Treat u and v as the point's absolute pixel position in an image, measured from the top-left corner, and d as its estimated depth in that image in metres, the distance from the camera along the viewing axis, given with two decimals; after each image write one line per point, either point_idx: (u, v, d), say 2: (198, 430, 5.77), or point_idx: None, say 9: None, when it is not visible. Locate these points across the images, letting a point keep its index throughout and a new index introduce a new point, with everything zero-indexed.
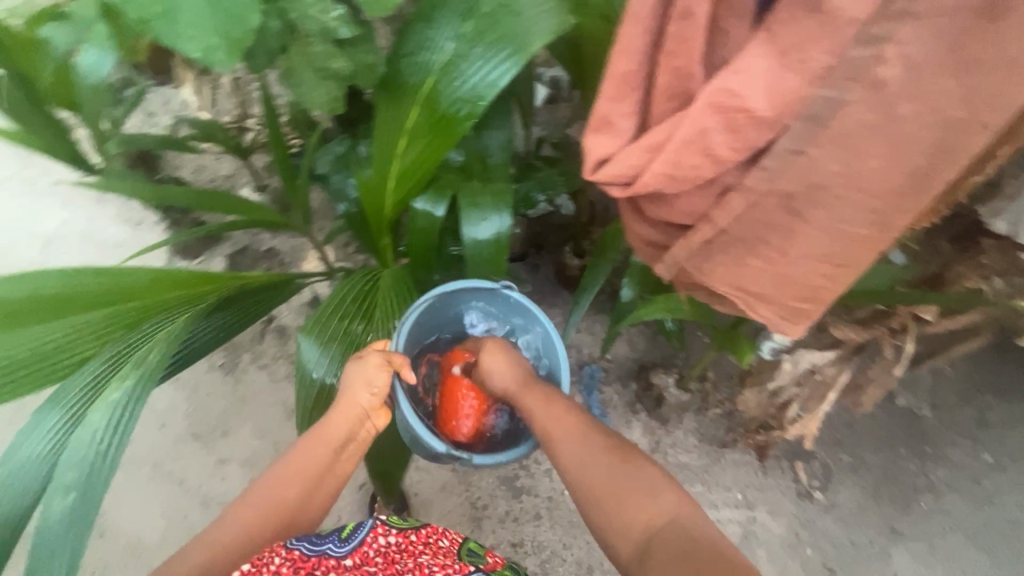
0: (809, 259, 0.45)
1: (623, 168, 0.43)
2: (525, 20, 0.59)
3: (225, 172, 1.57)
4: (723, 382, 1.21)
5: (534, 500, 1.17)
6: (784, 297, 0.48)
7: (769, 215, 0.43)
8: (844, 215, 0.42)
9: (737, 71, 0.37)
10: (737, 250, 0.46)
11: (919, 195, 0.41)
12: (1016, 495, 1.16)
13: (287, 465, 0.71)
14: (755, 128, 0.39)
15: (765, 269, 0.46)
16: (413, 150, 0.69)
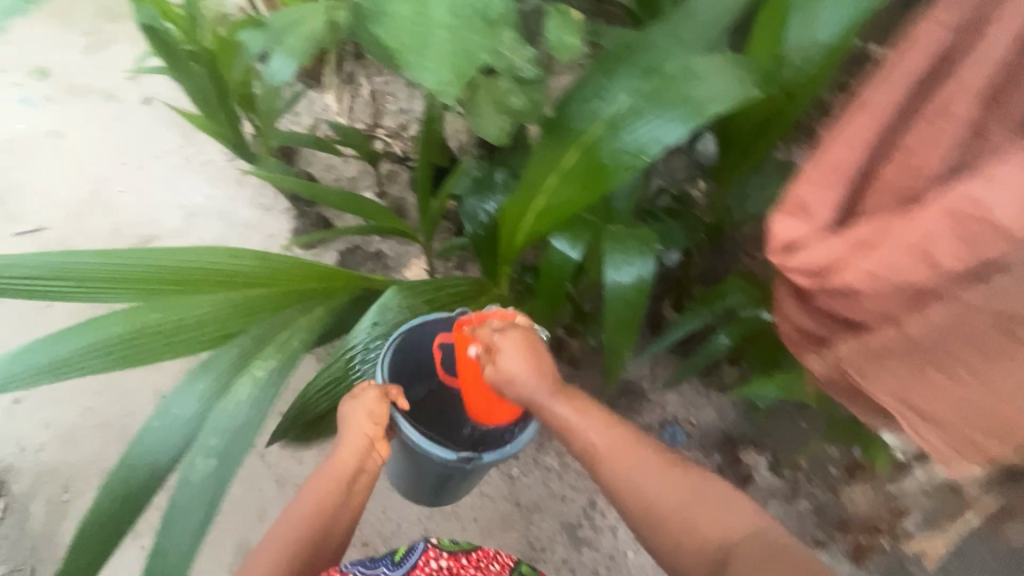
0: (1009, 391, 0.44)
1: (819, 257, 0.48)
2: (703, 91, 0.63)
3: (350, 174, 1.69)
4: (817, 475, 1.12)
5: (595, 554, 1.14)
6: (963, 427, 0.47)
7: (976, 333, 0.43)
8: None
9: (991, 181, 0.38)
10: (920, 360, 0.48)
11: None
12: None
13: (302, 498, 0.74)
14: (992, 240, 0.39)
15: (950, 387, 0.47)
16: (564, 189, 0.73)
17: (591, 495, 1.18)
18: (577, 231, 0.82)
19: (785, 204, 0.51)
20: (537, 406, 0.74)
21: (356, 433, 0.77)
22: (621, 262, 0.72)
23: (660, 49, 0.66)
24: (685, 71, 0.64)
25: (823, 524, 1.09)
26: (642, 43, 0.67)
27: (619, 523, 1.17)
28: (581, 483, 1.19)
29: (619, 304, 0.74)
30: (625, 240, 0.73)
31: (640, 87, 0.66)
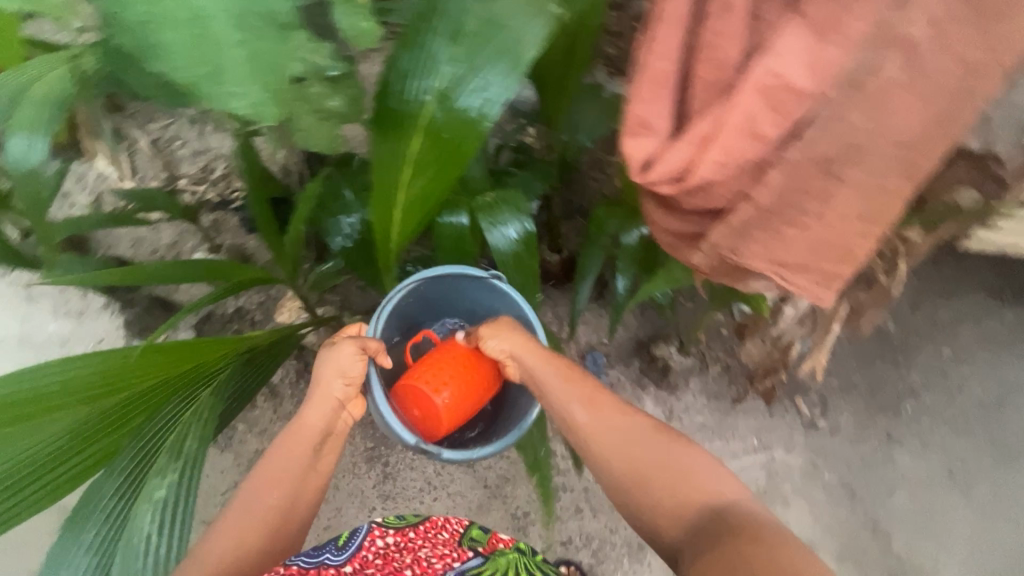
0: (848, 218, 0.48)
1: (671, 165, 0.49)
2: (511, 46, 0.57)
3: (168, 240, 1.47)
4: (718, 342, 1.29)
5: (571, 496, 1.17)
6: (820, 264, 0.51)
7: (804, 179, 0.47)
8: (883, 170, 0.45)
9: (780, 51, 0.42)
10: (769, 224, 0.50)
11: (942, 139, 0.44)
12: (979, 381, 1.33)
13: (262, 473, 0.72)
14: (793, 99, 0.43)
15: (799, 237, 0.50)
16: (418, 180, 0.70)
17: (547, 447, 1.21)
18: (451, 210, 0.83)
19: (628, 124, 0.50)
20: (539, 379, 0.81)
21: (326, 396, 0.77)
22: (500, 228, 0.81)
23: (455, 11, 0.57)
24: (490, 22, 0.56)
25: (735, 380, 1.25)
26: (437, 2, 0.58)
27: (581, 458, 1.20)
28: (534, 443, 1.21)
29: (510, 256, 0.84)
30: (500, 205, 0.81)
31: (453, 51, 0.58)
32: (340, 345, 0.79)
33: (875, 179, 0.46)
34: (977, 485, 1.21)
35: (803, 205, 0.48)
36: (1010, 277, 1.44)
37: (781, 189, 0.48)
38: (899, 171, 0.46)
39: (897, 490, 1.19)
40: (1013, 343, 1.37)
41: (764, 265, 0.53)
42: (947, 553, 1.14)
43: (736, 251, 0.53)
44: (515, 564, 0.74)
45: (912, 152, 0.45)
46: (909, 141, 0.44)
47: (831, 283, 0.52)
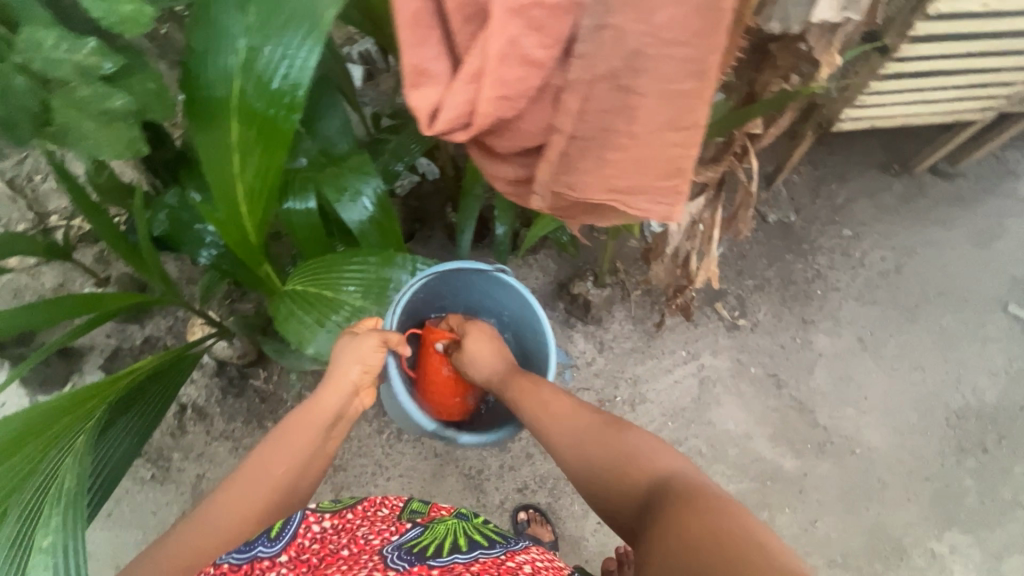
0: (658, 130, 0.44)
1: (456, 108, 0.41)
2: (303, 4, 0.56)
3: (52, 284, 1.35)
4: (634, 267, 1.32)
5: (520, 444, 1.20)
6: (652, 180, 0.47)
7: (601, 101, 0.42)
8: (668, 74, 0.40)
9: None
10: (591, 150, 0.46)
11: (718, 30, 0.39)
12: (878, 251, 1.40)
13: (274, 446, 0.72)
14: (555, 16, 0.39)
15: (623, 158, 0.45)
16: (252, 161, 0.65)
17: None
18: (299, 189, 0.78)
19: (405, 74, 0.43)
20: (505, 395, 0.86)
21: (344, 378, 0.76)
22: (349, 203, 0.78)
23: None
24: None
25: (656, 300, 1.30)
26: None
27: None
28: None
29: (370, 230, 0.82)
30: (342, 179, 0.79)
31: (248, 14, 0.57)
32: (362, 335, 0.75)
33: (668, 85, 0.41)
34: (886, 347, 1.29)
35: (605, 125, 0.44)
36: (895, 148, 1.51)
37: (580, 113, 0.44)
38: (691, 75, 0.41)
39: (816, 368, 1.27)
40: (904, 210, 1.45)
41: (602, 196, 0.48)
42: (867, 414, 1.23)
43: (571, 183, 0.48)
44: (453, 530, 0.65)
45: (695, 58, 0.40)
46: (688, 42, 0.39)
47: (672, 199, 0.48)
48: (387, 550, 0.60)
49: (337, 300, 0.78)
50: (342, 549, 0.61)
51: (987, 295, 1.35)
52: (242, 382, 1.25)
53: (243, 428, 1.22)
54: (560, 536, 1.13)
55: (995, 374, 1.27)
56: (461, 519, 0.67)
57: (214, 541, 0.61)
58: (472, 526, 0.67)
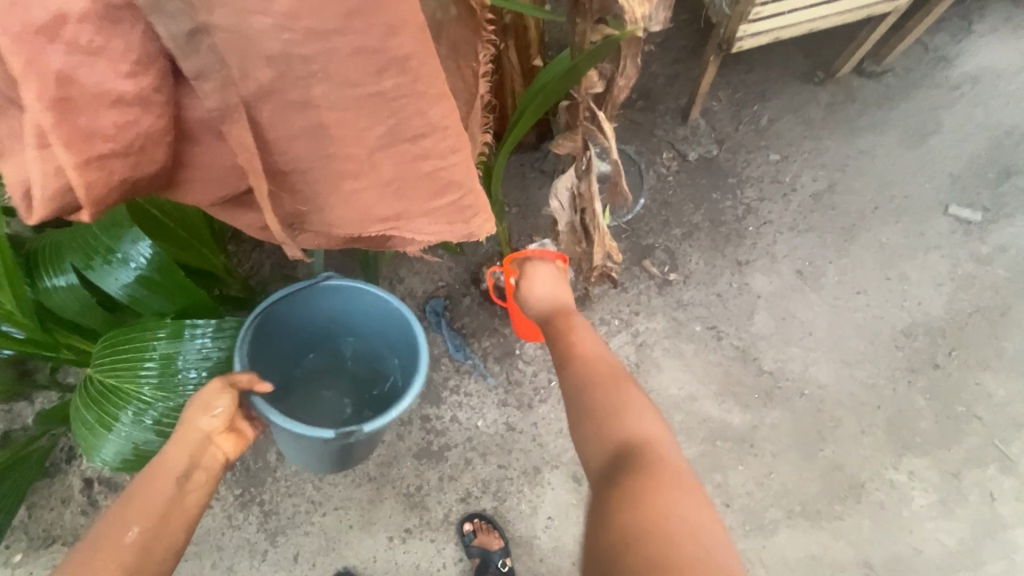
0: (385, 148, 0.35)
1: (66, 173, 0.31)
2: None
3: None
4: (551, 239, 1.21)
5: (456, 452, 1.13)
6: (417, 202, 0.39)
7: (287, 124, 0.33)
8: (352, 82, 0.31)
9: None
10: (317, 178, 0.36)
11: (385, 10, 0.29)
12: (809, 172, 1.30)
13: (123, 506, 0.63)
14: None
15: (366, 184, 0.37)
16: None
17: (420, 415, 1.16)
18: (58, 262, 0.70)
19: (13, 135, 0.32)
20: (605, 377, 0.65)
21: (193, 430, 0.68)
22: (107, 269, 0.69)
23: None
24: None
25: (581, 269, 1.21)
26: None
27: (456, 411, 1.16)
28: (406, 414, 1.16)
29: (148, 296, 0.72)
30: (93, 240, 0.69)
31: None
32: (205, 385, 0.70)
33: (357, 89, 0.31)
34: (826, 277, 1.22)
35: (311, 148, 0.34)
36: (816, 55, 1.38)
37: (267, 141, 0.34)
38: (383, 69, 0.31)
39: (757, 311, 1.20)
40: (832, 122, 1.34)
41: (376, 227, 0.41)
42: (813, 350, 1.17)
43: (327, 219, 0.40)
44: None
45: (371, 45, 0.30)
46: (344, 28, 0.29)
47: (459, 217, 0.41)
48: None
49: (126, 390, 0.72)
50: None
51: (928, 199, 1.26)
52: None
53: None
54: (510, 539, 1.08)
55: (941, 283, 1.20)
56: None
57: None
58: None
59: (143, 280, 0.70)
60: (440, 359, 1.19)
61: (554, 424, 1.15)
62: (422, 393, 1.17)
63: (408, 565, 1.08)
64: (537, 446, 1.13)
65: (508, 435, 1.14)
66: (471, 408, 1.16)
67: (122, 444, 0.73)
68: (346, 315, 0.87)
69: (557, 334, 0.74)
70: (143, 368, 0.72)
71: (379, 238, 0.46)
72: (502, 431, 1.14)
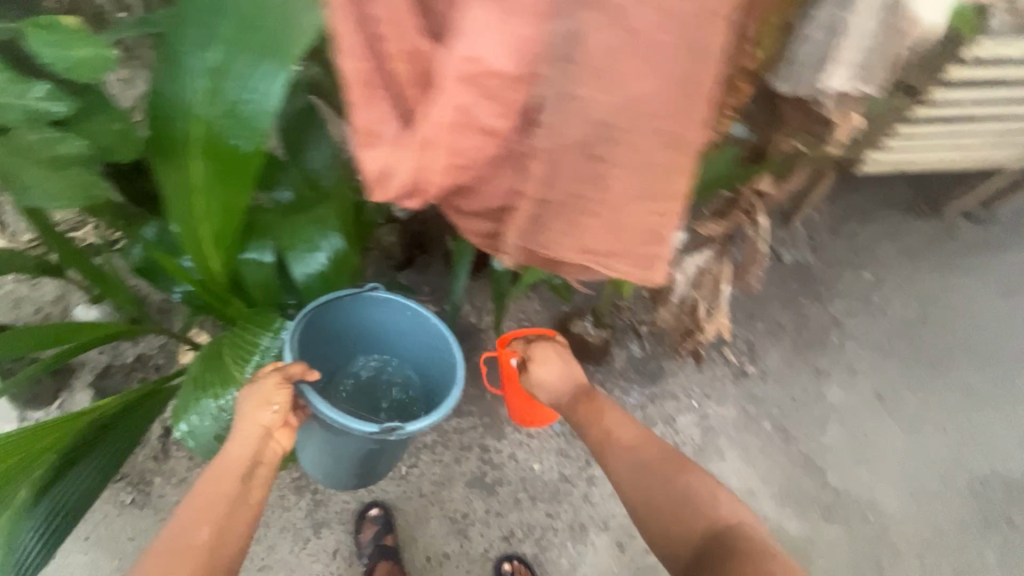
0: (630, 201, 0.41)
1: (406, 175, 0.37)
2: (270, 33, 0.54)
3: (52, 295, 1.35)
4: (639, 305, 1.27)
5: (508, 488, 1.15)
6: (626, 244, 0.45)
7: (570, 169, 0.39)
8: (642, 147, 0.37)
9: (462, 34, 0.32)
10: (562, 212, 0.42)
11: (696, 106, 0.35)
12: (900, 299, 1.32)
13: (193, 503, 0.69)
14: (508, 87, 0.34)
15: (598, 222, 0.43)
16: (212, 205, 0.65)
17: (480, 443, 1.19)
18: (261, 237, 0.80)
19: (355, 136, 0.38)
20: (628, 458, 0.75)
21: (254, 425, 0.75)
22: (303, 256, 0.81)
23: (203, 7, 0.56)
24: (246, 13, 0.54)
25: (663, 340, 1.25)
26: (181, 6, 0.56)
27: (515, 448, 1.19)
28: (467, 439, 1.20)
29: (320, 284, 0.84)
30: (300, 230, 0.81)
31: (206, 51, 0.57)
32: (263, 378, 0.76)
33: (643, 158, 0.38)
34: (905, 404, 1.21)
35: (576, 188, 0.40)
36: (921, 189, 1.43)
37: (547, 180, 0.40)
38: (669, 146, 0.37)
39: (829, 422, 1.20)
40: (931, 256, 1.36)
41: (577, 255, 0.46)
42: (884, 475, 1.14)
43: (546, 244, 0.45)
44: None
45: (671, 128, 0.36)
46: (661, 114, 0.35)
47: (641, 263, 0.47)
48: None
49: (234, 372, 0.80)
50: None
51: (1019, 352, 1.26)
52: None
53: None
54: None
55: None
56: None
57: None
58: None
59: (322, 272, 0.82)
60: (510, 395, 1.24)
61: (609, 485, 1.15)
62: (486, 423, 1.21)
63: None
64: (587, 503, 1.14)
65: (562, 484, 1.16)
66: (531, 450, 1.19)
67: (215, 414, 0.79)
68: (391, 321, 0.94)
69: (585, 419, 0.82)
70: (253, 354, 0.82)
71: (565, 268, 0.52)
72: (556, 479, 1.16)
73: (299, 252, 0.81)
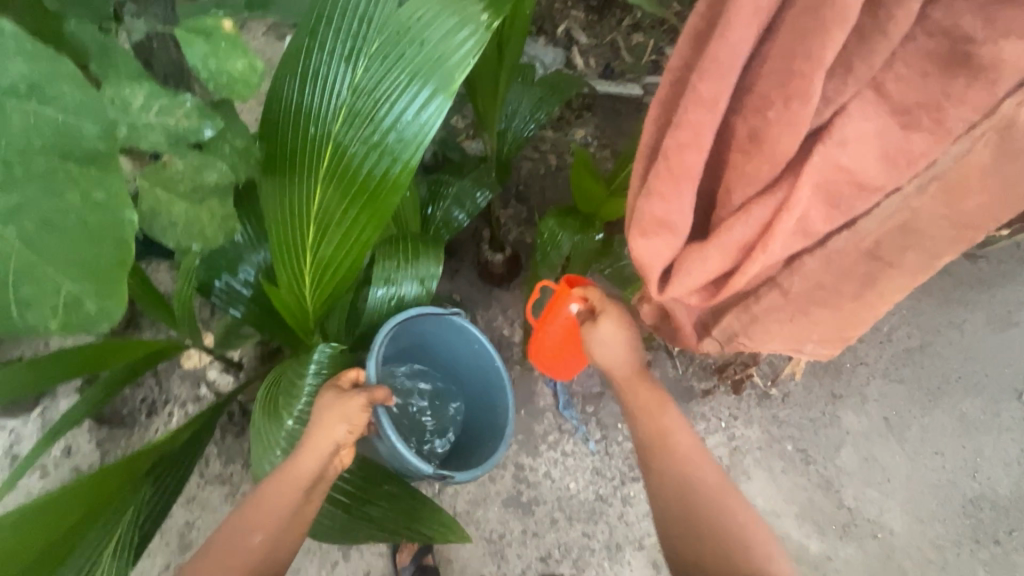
0: (887, 291, 0.61)
1: (700, 274, 0.57)
2: (432, 60, 0.52)
3: None
4: None
5: (544, 508, 1.14)
6: (845, 325, 0.65)
7: (850, 265, 0.59)
8: (926, 252, 0.57)
9: (846, 144, 0.50)
10: (825, 297, 0.62)
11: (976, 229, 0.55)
12: (905, 328, 1.41)
13: (256, 505, 0.71)
14: (860, 196, 0.54)
15: (847, 305, 0.63)
16: (331, 239, 0.58)
17: (514, 461, 1.16)
18: None
19: (642, 223, 0.56)
20: (700, 468, 0.78)
21: (326, 440, 0.73)
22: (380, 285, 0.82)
23: (354, 19, 0.54)
24: (405, 25, 0.52)
25: (695, 361, 1.27)
26: (328, 18, 0.54)
27: (551, 467, 1.17)
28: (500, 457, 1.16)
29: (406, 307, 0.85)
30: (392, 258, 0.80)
31: (356, 71, 0.54)
32: (350, 393, 0.75)
33: (925, 263, 0.58)
34: (909, 429, 1.29)
35: (847, 283, 0.61)
36: None
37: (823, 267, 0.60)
38: (934, 258, 0.58)
39: (843, 446, 1.26)
40: (932, 287, 1.46)
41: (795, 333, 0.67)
42: (891, 497, 1.22)
43: (779, 321, 0.66)
44: None
45: (969, 235, 0.55)
46: (942, 232, 0.55)
47: (836, 345, 0.68)
48: None
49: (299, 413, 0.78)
50: None
51: (1004, 381, 1.37)
52: (247, 418, 1.12)
53: (241, 471, 1.09)
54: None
55: (1010, 464, 1.28)
56: None
57: None
58: None
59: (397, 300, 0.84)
60: (544, 411, 1.21)
61: (643, 506, 1.16)
62: (520, 440, 1.18)
63: None
64: (622, 523, 1.15)
65: (597, 504, 1.15)
66: (566, 468, 1.17)
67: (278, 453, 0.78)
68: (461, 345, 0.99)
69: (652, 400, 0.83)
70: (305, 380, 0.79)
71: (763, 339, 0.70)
72: (591, 499, 1.16)
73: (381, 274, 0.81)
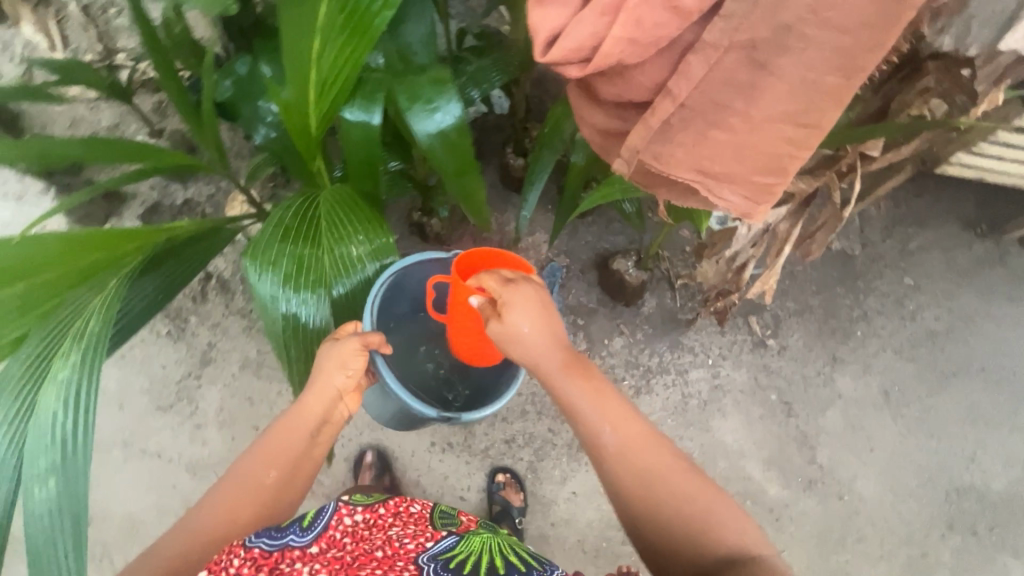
0: (775, 121, 0.41)
1: (580, 42, 0.39)
2: None
3: (107, 122, 1.36)
4: (679, 258, 1.29)
5: (518, 400, 1.21)
6: (747, 173, 0.45)
7: (730, 70, 0.40)
8: (814, 61, 0.38)
9: None
10: (697, 124, 0.43)
11: (893, 23, 0.36)
12: (933, 309, 1.33)
13: (264, 451, 0.72)
14: None
15: (728, 141, 0.43)
16: (328, 54, 0.64)
17: None
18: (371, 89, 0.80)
19: None
20: (630, 448, 0.71)
21: (326, 385, 0.73)
22: (421, 115, 0.69)
23: None
24: None
25: (694, 296, 1.27)
26: None
27: None
28: None
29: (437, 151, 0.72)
30: (414, 88, 0.70)
31: None
32: (344, 341, 0.74)
33: (786, 86, 0.39)
34: (908, 407, 1.25)
35: (791, 94, 0.39)
36: (987, 207, 1.39)
37: (759, 58, 0.39)
38: (716, 84, 0.41)
39: (831, 408, 1.24)
40: (976, 274, 1.36)
41: (687, 175, 0.47)
42: (868, 465, 1.21)
43: (651, 156, 0.47)
44: (486, 549, 0.65)
45: (798, 38, 0.37)
46: (848, 26, 0.36)
47: (755, 201, 0.47)
48: (421, 560, 0.63)
49: (325, 265, 0.73)
50: (375, 551, 0.64)
51: None
52: None
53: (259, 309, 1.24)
54: (535, 510, 1.15)
55: (1012, 464, 1.22)
56: (489, 532, 0.69)
57: (182, 552, 0.62)
58: (506, 546, 0.68)
59: (442, 138, 0.71)
60: None
61: None
62: None
63: (439, 473, 1.17)
64: None
65: None
66: None
67: (300, 301, 0.72)
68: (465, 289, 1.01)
69: (581, 391, 0.74)
70: (353, 244, 0.75)
71: (659, 188, 0.53)
72: None
73: (409, 111, 0.70)
